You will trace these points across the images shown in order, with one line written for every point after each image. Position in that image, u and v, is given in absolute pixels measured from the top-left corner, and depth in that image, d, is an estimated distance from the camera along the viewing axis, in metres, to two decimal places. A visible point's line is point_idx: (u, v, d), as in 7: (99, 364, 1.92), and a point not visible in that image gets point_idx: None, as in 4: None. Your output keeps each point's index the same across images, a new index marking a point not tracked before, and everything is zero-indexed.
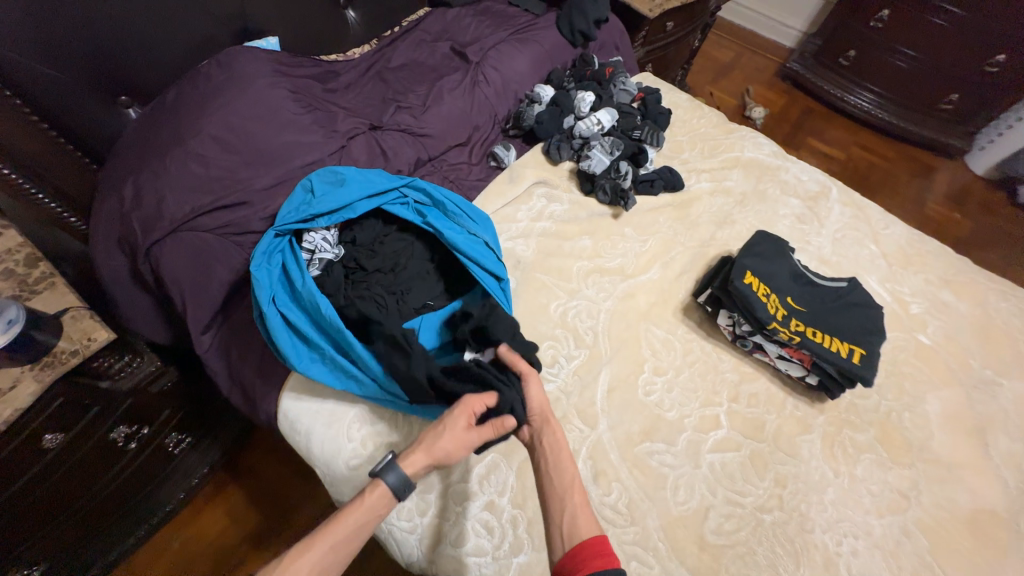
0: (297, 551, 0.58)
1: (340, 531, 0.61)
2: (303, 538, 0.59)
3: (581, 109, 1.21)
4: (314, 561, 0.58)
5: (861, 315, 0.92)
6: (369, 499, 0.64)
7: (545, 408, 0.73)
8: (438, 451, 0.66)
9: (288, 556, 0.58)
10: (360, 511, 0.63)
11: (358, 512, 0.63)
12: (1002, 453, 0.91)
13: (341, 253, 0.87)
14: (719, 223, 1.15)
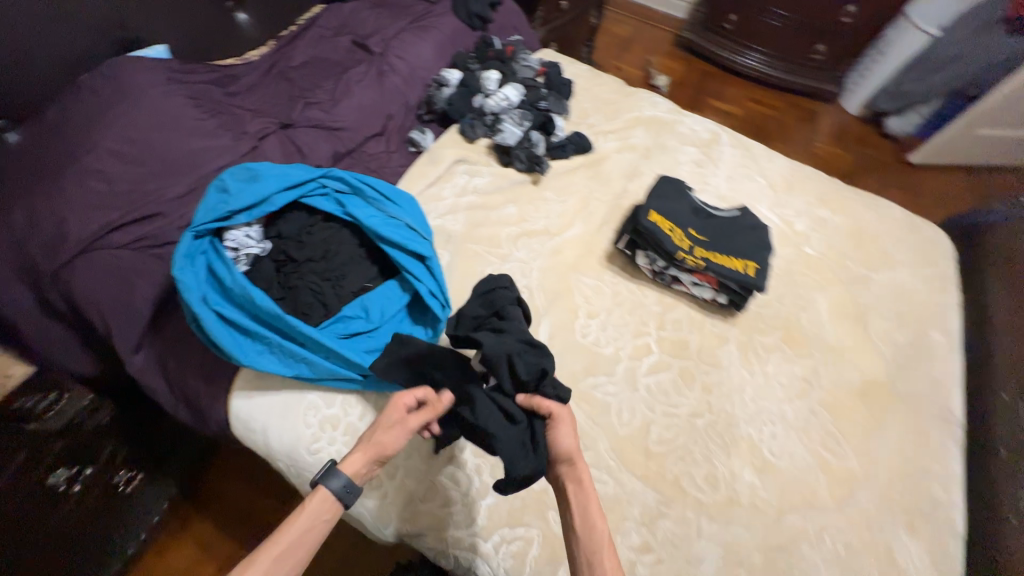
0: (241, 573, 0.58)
1: (284, 541, 0.61)
2: (244, 559, 0.59)
3: (488, 87, 1.27)
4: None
5: (753, 234, 1.05)
6: (310, 505, 0.65)
7: (573, 452, 0.71)
8: (378, 443, 0.69)
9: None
10: (303, 518, 0.64)
11: (301, 518, 0.64)
12: (880, 332, 1.08)
13: (268, 247, 0.88)
14: (629, 176, 1.26)
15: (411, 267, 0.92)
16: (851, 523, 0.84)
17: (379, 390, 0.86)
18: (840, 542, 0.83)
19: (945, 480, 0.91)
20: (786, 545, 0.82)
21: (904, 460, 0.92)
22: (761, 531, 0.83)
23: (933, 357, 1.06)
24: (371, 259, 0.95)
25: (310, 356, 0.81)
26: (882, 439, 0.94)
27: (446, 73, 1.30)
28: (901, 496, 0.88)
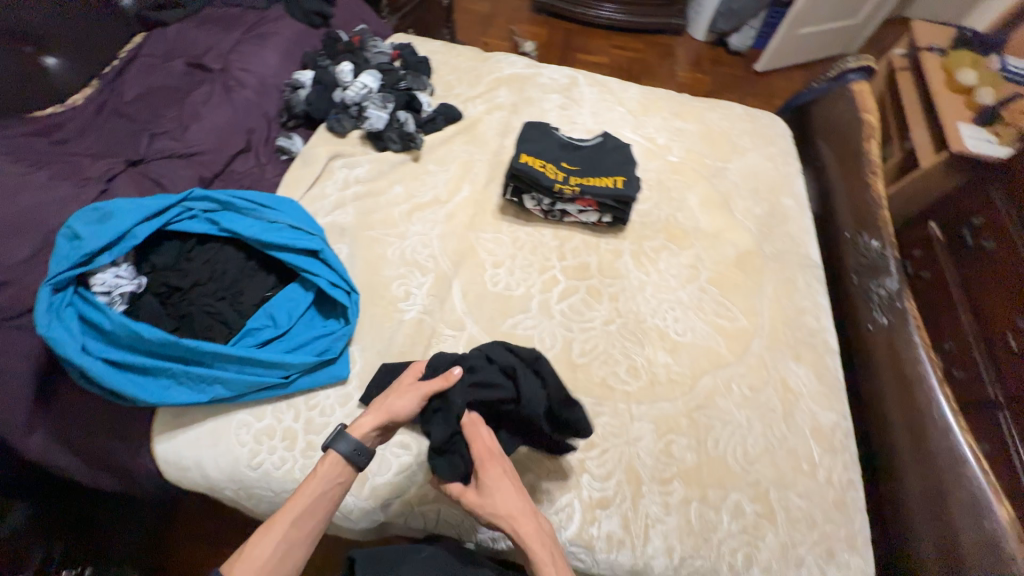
0: (259, 537, 0.61)
1: (301, 505, 0.65)
2: (261, 525, 0.62)
3: (344, 80, 1.28)
4: (280, 540, 0.62)
5: (616, 155, 1.17)
6: (322, 470, 0.68)
7: (526, 511, 0.69)
8: (392, 405, 0.72)
9: (249, 541, 0.61)
10: (315, 483, 0.67)
11: (314, 483, 0.67)
12: (744, 211, 1.24)
13: (147, 283, 0.85)
14: (504, 133, 1.33)
15: (305, 263, 0.92)
16: (751, 368, 0.99)
17: (305, 386, 0.87)
18: (744, 386, 0.97)
19: (816, 312, 1.08)
20: (704, 403, 0.94)
21: (782, 306, 1.08)
22: (682, 399, 0.95)
23: (789, 219, 1.24)
24: (263, 268, 0.94)
25: (220, 374, 0.80)
26: (762, 295, 1.10)
27: (297, 75, 1.28)
28: (785, 335, 1.04)
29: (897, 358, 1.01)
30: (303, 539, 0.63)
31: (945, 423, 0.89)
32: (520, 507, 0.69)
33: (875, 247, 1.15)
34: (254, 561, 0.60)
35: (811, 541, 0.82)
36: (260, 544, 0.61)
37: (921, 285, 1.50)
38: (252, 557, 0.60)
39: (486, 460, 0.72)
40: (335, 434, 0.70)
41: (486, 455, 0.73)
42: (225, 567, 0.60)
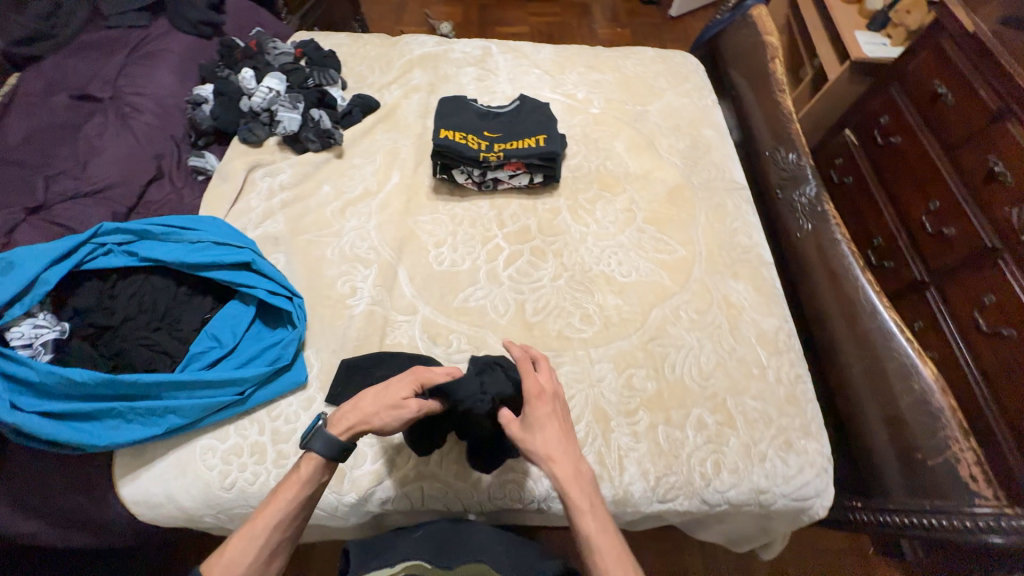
0: (239, 540, 0.63)
1: (281, 509, 0.65)
2: (241, 528, 0.64)
3: (248, 87, 1.23)
4: (260, 543, 0.63)
5: (535, 116, 1.19)
6: (303, 471, 0.68)
7: (564, 443, 0.72)
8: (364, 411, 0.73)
9: (229, 542, 0.62)
10: (297, 485, 0.67)
11: (294, 486, 0.67)
12: (669, 148, 1.28)
13: (71, 328, 0.81)
14: (424, 114, 1.31)
15: (238, 278, 0.90)
16: (695, 293, 1.04)
17: (264, 398, 0.86)
18: (690, 311, 1.02)
19: (747, 231, 1.14)
20: (656, 334, 0.99)
21: (716, 231, 1.14)
22: (636, 334, 0.99)
23: (712, 149, 1.29)
24: (196, 291, 0.91)
25: (170, 403, 0.79)
26: (696, 225, 1.15)
27: (198, 91, 1.23)
28: (722, 257, 1.10)
29: (825, 257, 1.08)
30: (279, 539, 0.65)
31: (872, 306, 0.97)
32: (553, 442, 0.71)
33: (792, 159, 1.22)
34: (234, 563, 0.61)
35: (770, 436, 0.89)
36: (238, 546, 0.62)
37: (845, 189, 1.56)
38: (231, 560, 0.61)
39: (536, 400, 0.74)
40: (313, 431, 0.70)
41: (537, 393, 0.74)
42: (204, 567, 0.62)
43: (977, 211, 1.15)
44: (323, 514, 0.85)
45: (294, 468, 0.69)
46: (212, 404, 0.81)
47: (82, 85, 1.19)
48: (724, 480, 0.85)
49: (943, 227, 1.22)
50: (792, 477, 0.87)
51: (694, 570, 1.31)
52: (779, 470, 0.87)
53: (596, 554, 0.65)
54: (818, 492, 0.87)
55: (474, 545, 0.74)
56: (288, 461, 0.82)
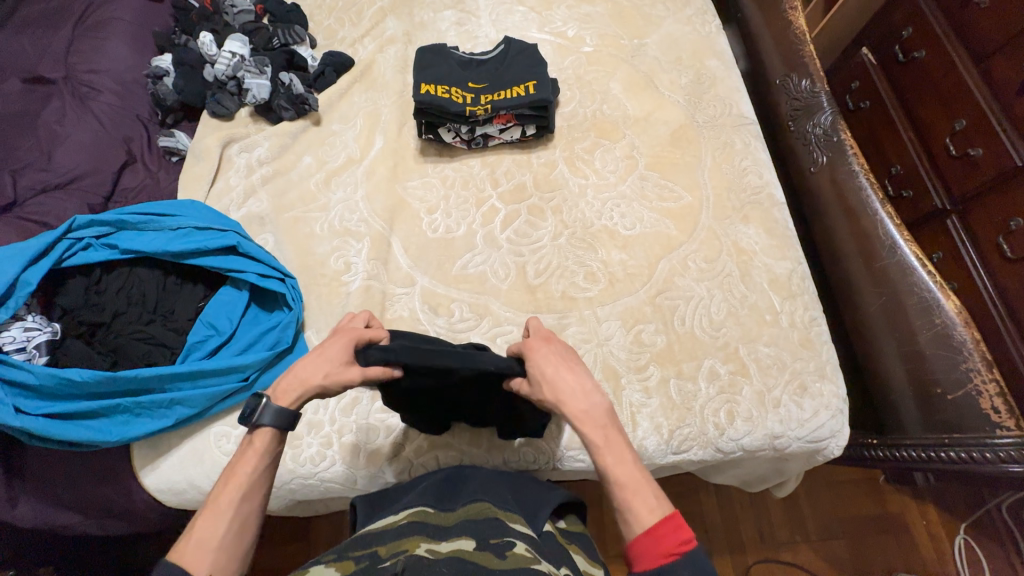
0: (207, 517, 0.58)
1: (244, 482, 0.62)
2: (205, 505, 0.60)
3: (210, 53, 1.13)
4: (230, 516, 0.59)
5: (523, 59, 1.09)
6: (258, 444, 0.65)
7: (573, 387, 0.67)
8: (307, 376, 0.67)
9: (194, 524, 0.58)
10: (257, 457, 0.64)
11: (252, 458, 0.63)
12: (670, 85, 1.18)
13: (64, 327, 0.79)
14: (403, 69, 1.21)
15: (225, 263, 0.87)
16: (703, 242, 0.99)
17: (269, 382, 0.85)
18: (699, 261, 0.97)
19: (758, 170, 1.07)
20: (664, 287, 0.95)
21: (724, 172, 1.07)
22: (643, 289, 0.95)
23: (718, 83, 1.18)
24: (185, 279, 0.88)
25: (175, 394, 0.78)
26: (702, 168, 1.08)
27: (156, 63, 1.13)
28: (730, 201, 1.04)
29: (842, 191, 1.01)
30: (248, 514, 0.61)
31: (891, 241, 0.92)
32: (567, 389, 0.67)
33: (805, 86, 1.12)
34: (207, 539, 0.57)
35: (784, 382, 0.87)
36: (208, 524, 0.58)
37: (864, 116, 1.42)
38: (202, 539, 0.57)
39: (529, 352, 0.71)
40: (258, 406, 0.65)
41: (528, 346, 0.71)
42: (173, 555, 0.56)
43: (1007, 128, 1.06)
44: (337, 489, 0.86)
45: (249, 442, 0.65)
46: (219, 392, 0.80)
47: (30, 65, 1.10)
48: (738, 428, 0.84)
49: (970, 148, 1.13)
50: (807, 421, 0.86)
51: (707, 510, 1.35)
52: (794, 415, 0.86)
53: (615, 486, 0.63)
54: (833, 433, 0.87)
55: (476, 488, 0.76)
56: (303, 441, 0.85)
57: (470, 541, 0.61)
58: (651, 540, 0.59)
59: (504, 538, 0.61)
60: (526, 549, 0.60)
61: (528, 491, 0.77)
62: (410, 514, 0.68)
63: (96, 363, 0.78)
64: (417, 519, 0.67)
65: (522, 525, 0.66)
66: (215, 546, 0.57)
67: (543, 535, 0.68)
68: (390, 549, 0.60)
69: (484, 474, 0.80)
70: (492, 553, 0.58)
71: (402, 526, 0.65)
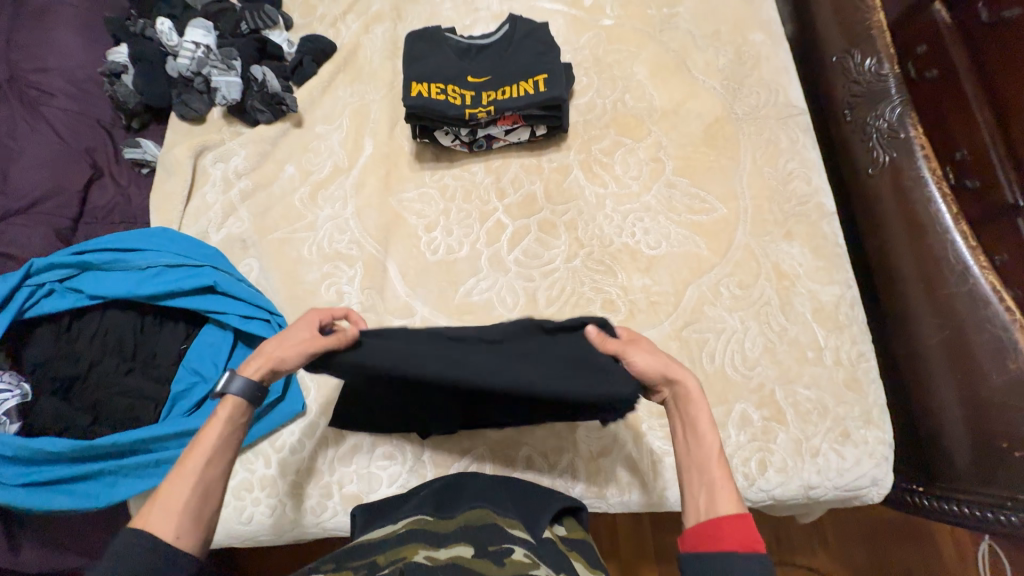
0: (173, 483, 0.53)
1: (211, 451, 0.56)
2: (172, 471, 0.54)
3: (169, 42, 0.97)
4: (195, 484, 0.54)
5: (531, 43, 0.92)
6: (221, 414, 0.58)
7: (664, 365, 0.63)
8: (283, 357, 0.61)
9: (161, 490, 0.53)
10: (222, 427, 0.58)
11: (219, 429, 0.57)
12: (706, 68, 1.00)
13: (34, 386, 0.72)
14: (393, 54, 1.05)
15: (203, 305, 0.79)
16: (738, 263, 0.87)
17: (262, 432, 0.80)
18: (733, 286, 0.86)
19: (806, 173, 0.92)
20: (691, 318, 0.85)
21: (766, 177, 0.92)
22: (668, 321, 0.85)
23: (763, 62, 1.00)
24: (163, 320, 0.80)
25: (161, 455, 0.71)
26: (740, 173, 0.93)
27: (111, 57, 0.98)
28: (771, 213, 0.90)
29: (905, 203, 0.86)
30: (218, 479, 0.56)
31: (963, 265, 0.79)
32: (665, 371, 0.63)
33: (869, 66, 0.94)
34: (174, 503, 0.53)
35: (824, 429, 0.79)
36: (178, 491, 0.53)
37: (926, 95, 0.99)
38: (169, 503, 0.52)
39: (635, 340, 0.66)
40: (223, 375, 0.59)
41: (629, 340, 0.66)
42: (138, 522, 0.51)
43: None
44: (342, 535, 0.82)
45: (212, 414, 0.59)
46: None
47: None
48: (771, 479, 0.77)
49: None
50: (848, 470, 0.78)
51: None
52: (833, 464, 0.78)
53: (705, 463, 0.58)
54: (874, 482, 0.79)
55: (475, 491, 0.71)
56: (302, 491, 0.80)
57: (468, 548, 0.57)
58: (735, 526, 0.53)
59: (502, 545, 0.58)
60: (526, 555, 0.57)
61: (527, 493, 0.72)
62: (409, 523, 0.64)
63: (72, 423, 0.72)
64: (415, 528, 0.63)
65: (522, 531, 0.62)
66: (181, 510, 0.52)
67: (541, 541, 0.62)
68: (389, 558, 0.57)
69: (482, 482, 0.74)
70: (490, 560, 0.54)
71: (401, 535, 0.61)
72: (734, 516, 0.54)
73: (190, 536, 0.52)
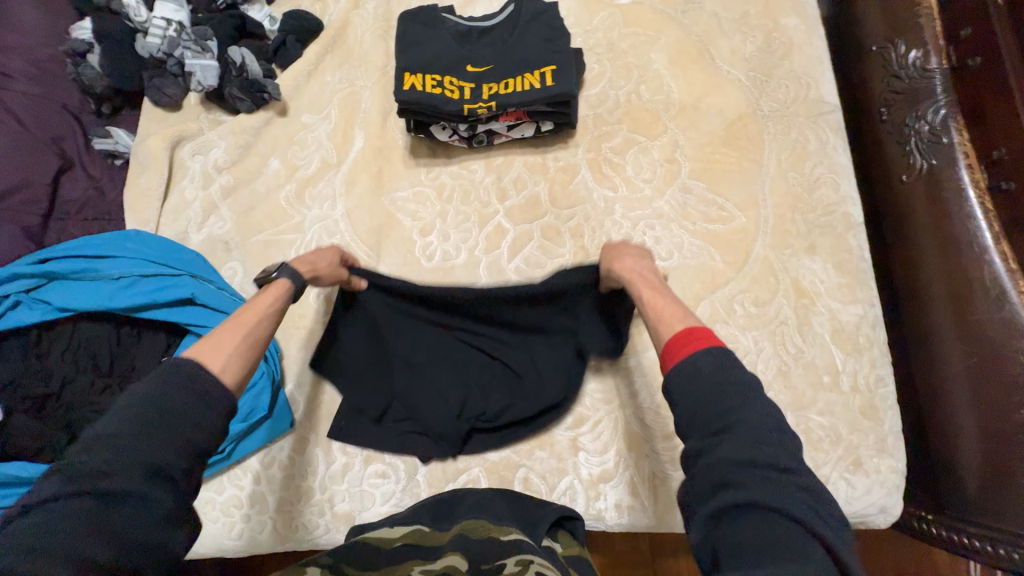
0: (226, 329, 0.57)
1: (258, 310, 0.61)
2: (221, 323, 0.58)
3: (137, 18, 0.88)
4: (243, 332, 0.57)
5: (539, 28, 0.83)
6: (273, 290, 0.66)
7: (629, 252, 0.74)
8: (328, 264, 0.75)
9: (213, 332, 0.57)
10: (272, 295, 0.64)
11: (271, 295, 0.64)
12: (731, 57, 0.91)
13: (7, 405, 0.70)
14: (386, 34, 0.95)
15: (181, 318, 0.74)
16: (755, 278, 0.81)
17: (251, 449, 0.77)
18: (747, 303, 0.81)
19: (834, 179, 0.84)
20: None
21: (790, 183, 0.85)
22: None
23: (794, 51, 0.90)
24: (141, 332, 0.76)
25: None
26: (763, 177, 0.86)
27: (75, 34, 0.89)
28: (794, 223, 0.83)
29: (939, 217, 0.79)
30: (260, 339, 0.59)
31: (999, 289, 0.73)
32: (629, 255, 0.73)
33: (913, 59, 0.85)
34: (224, 342, 0.55)
35: (836, 458, 0.75)
36: (230, 333, 0.57)
37: (957, 83, 0.81)
38: (221, 341, 0.55)
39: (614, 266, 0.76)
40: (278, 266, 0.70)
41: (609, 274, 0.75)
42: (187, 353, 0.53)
43: None
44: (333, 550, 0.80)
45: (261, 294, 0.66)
46: None
47: None
48: None
49: None
50: (857, 499, 0.75)
51: None
52: (842, 493, 0.75)
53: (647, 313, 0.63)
54: (882, 510, 0.76)
55: (472, 505, 0.68)
56: (292, 507, 0.77)
57: (463, 559, 0.58)
58: (687, 333, 0.55)
59: (495, 563, 0.57)
60: (519, 564, 0.56)
61: (525, 505, 0.70)
62: (406, 536, 0.63)
63: (49, 441, 0.69)
64: (411, 542, 0.62)
65: (517, 534, 0.60)
66: (233, 347, 0.55)
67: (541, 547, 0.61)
68: None
69: (481, 493, 0.72)
70: None
71: (398, 549, 0.61)
72: (682, 328, 0.56)
73: (235, 381, 0.53)
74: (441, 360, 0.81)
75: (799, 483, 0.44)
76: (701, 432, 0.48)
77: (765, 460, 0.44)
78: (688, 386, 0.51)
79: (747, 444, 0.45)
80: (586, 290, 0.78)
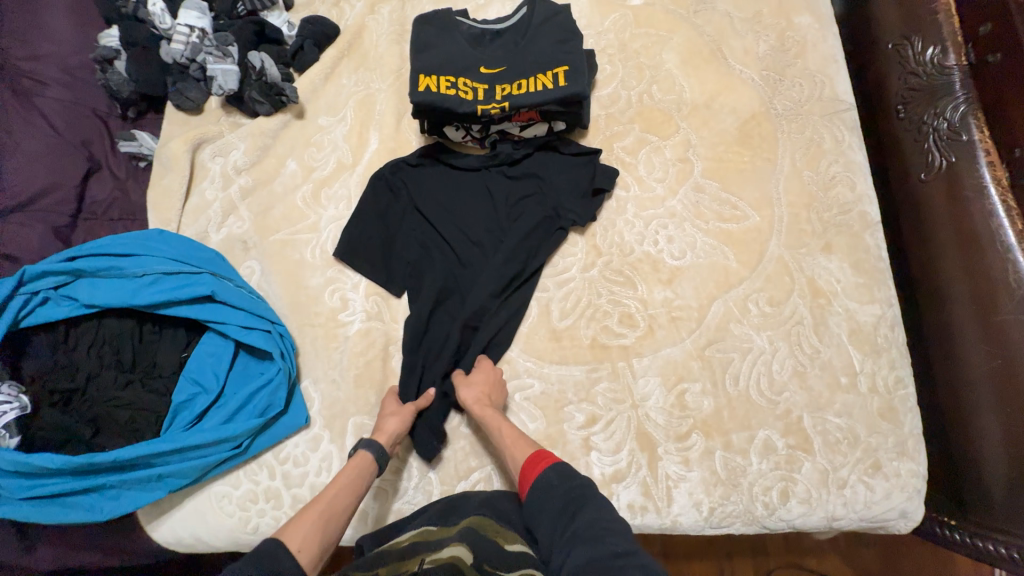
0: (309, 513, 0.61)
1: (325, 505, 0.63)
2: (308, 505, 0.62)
3: (162, 26, 0.91)
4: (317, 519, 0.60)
5: (552, 30, 0.84)
6: (358, 463, 0.69)
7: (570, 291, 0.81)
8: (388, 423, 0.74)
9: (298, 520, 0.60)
10: (353, 474, 0.68)
11: (351, 473, 0.68)
12: (744, 56, 0.91)
13: (34, 399, 0.71)
14: (401, 38, 0.97)
15: (203, 315, 0.76)
16: (769, 277, 0.81)
17: (266, 445, 0.77)
18: (762, 302, 0.80)
19: (850, 177, 0.83)
20: (715, 336, 0.79)
21: (805, 182, 0.84)
22: (690, 338, 0.80)
23: (809, 49, 0.90)
24: (163, 329, 0.78)
25: (162, 470, 0.70)
26: (777, 176, 0.85)
27: (103, 41, 0.92)
28: (809, 222, 0.82)
29: (959, 217, 0.78)
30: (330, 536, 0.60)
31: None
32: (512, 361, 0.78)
33: (931, 56, 0.84)
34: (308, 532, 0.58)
35: (854, 460, 0.74)
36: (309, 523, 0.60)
37: (977, 83, 0.80)
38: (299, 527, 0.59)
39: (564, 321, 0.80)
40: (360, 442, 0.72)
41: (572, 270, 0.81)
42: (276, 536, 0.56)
43: None
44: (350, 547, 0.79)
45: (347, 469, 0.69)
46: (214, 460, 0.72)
47: None
48: (792, 509, 0.73)
49: None
50: (876, 503, 0.73)
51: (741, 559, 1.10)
52: (861, 497, 0.73)
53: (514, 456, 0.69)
54: (902, 515, 0.74)
55: (480, 503, 0.69)
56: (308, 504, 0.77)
57: (469, 553, 0.55)
58: (531, 465, 0.65)
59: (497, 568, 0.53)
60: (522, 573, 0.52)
61: None
62: (414, 536, 0.63)
63: (76, 434, 0.71)
64: (420, 541, 0.62)
65: (522, 546, 0.60)
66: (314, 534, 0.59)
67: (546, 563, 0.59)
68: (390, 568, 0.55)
69: (487, 494, 0.72)
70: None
71: (406, 546, 0.61)
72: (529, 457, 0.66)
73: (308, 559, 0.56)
74: (434, 253, 0.86)
75: (632, 554, 0.50)
76: (562, 541, 0.55)
77: (604, 548, 0.50)
78: (539, 511, 0.60)
79: (588, 543, 0.52)
80: (561, 185, 0.86)
